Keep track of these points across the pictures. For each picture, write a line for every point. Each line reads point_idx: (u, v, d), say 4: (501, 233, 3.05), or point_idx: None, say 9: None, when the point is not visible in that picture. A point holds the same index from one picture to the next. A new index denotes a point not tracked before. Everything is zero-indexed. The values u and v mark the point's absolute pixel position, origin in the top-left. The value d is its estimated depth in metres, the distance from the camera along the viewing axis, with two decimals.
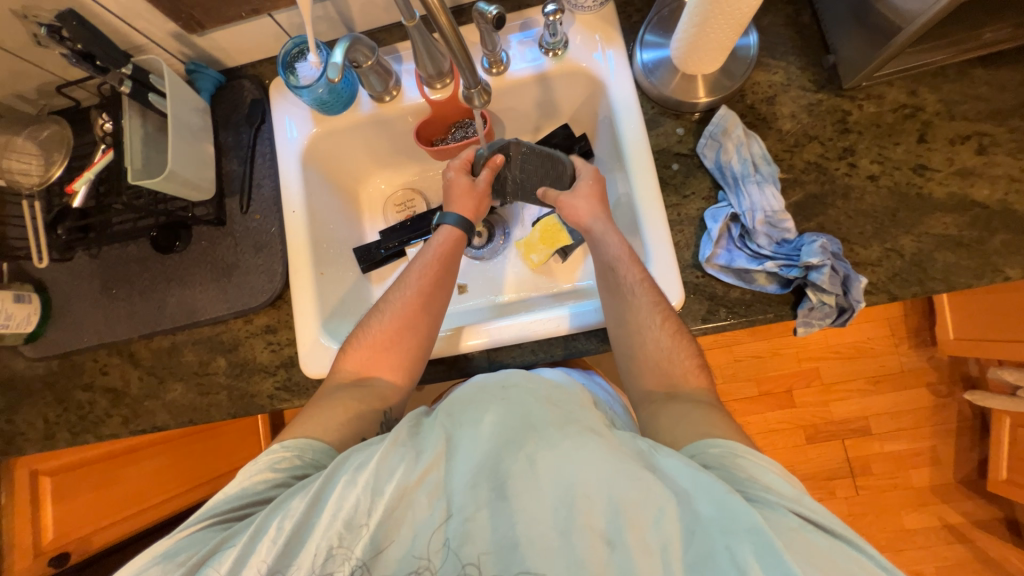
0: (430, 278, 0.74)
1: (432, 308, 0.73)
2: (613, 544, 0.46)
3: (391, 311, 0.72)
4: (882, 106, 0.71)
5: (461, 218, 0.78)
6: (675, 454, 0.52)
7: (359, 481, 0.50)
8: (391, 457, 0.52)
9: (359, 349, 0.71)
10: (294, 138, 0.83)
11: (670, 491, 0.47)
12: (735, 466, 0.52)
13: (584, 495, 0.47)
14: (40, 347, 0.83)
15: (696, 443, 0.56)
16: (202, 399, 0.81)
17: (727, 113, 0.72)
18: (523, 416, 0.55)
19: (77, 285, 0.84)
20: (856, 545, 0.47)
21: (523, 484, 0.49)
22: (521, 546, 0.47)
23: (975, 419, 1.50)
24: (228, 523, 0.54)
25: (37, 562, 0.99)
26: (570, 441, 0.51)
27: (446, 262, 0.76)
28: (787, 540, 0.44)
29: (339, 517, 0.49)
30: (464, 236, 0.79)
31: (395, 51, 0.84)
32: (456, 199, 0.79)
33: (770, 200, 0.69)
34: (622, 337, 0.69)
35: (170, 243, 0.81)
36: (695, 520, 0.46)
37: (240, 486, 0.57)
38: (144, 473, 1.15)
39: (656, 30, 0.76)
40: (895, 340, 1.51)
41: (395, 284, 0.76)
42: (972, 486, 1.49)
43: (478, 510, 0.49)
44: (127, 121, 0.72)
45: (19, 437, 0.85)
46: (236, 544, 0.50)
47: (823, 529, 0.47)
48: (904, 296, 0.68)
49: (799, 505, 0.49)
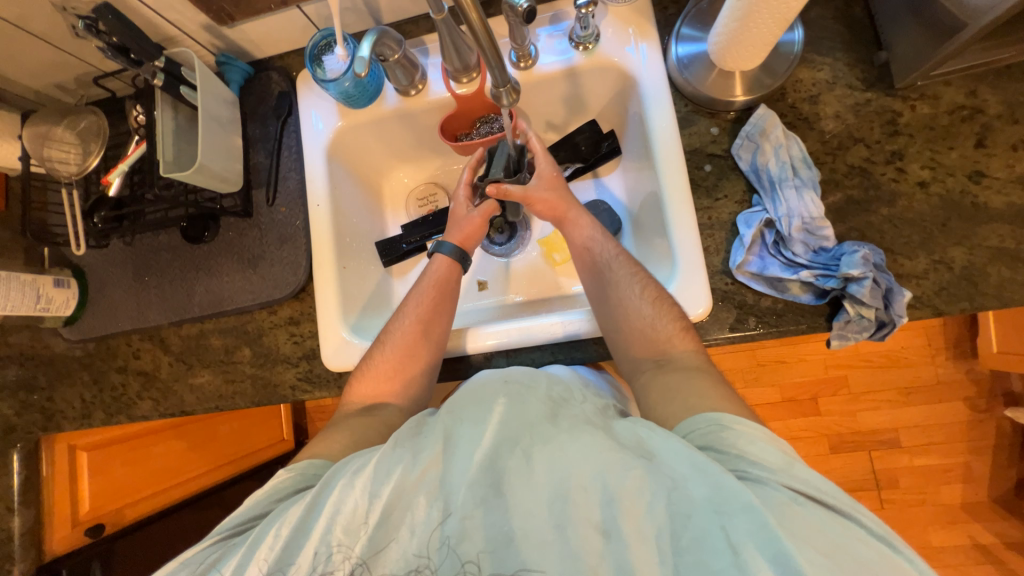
0: (427, 304, 0.76)
1: (432, 335, 0.75)
2: (609, 534, 0.46)
3: (391, 341, 0.74)
4: (937, 107, 0.67)
5: (454, 248, 0.80)
6: (673, 437, 0.50)
7: (357, 486, 0.51)
8: (388, 459, 0.52)
9: (364, 382, 0.72)
10: (320, 131, 0.83)
11: (666, 482, 0.47)
12: (722, 441, 0.52)
13: (579, 487, 0.47)
14: (78, 330, 0.87)
15: (683, 422, 0.56)
16: (228, 386, 0.84)
17: (766, 113, 0.69)
18: (521, 415, 0.53)
19: (113, 271, 0.86)
20: (849, 515, 0.46)
21: (519, 478, 0.49)
22: (516, 539, 0.47)
23: (1015, 437, 1.43)
24: (226, 540, 0.55)
25: (75, 531, 1.01)
26: (565, 436, 0.51)
27: (442, 288, 0.77)
28: (780, 514, 0.44)
29: (337, 522, 0.50)
30: (458, 264, 0.80)
31: (422, 44, 0.82)
32: (452, 231, 0.82)
33: (809, 205, 0.65)
34: (646, 342, 0.66)
35: (199, 234, 0.83)
36: (691, 506, 0.45)
37: (244, 505, 0.57)
38: (171, 451, 1.22)
39: (694, 23, 0.73)
40: (932, 351, 1.44)
41: (394, 316, 0.77)
42: (1008, 506, 1.42)
43: (474, 509, 0.48)
44: (160, 113, 0.73)
45: (58, 414, 0.89)
46: (235, 554, 0.51)
47: (816, 499, 0.47)
48: (951, 311, 0.64)
49: (792, 474, 0.48)
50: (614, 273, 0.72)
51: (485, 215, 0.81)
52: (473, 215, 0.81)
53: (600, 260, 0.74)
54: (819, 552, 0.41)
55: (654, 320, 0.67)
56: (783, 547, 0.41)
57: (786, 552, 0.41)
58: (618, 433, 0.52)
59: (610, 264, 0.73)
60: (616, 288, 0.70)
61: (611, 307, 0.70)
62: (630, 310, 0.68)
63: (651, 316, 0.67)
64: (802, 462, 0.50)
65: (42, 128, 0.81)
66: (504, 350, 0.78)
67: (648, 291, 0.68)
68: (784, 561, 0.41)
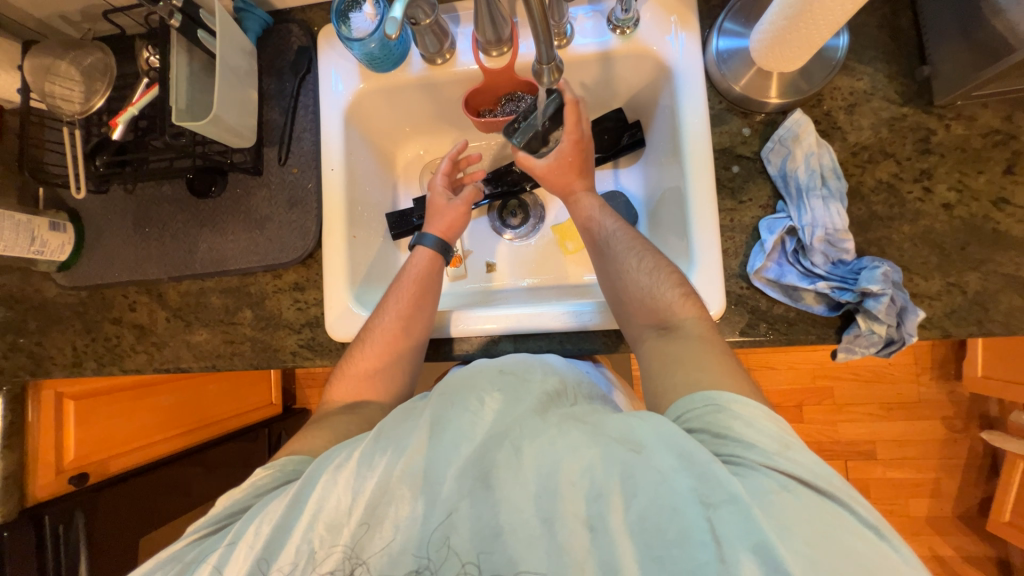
0: (408, 300, 0.74)
1: (412, 332, 0.73)
2: (595, 529, 0.46)
3: (372, 339, 0.72)
4: (971, 128, 0.66)
5: (437, 240, 0.79)
6: (661, 424, 0.50)
7: (339, 482, 0.50)
8: (371, 450, 0.52)
9: (343, 379, 0.72)
10: (339, 93, 0.80)
11: (652, 477, 0.46)
12: (719, 424, 0.50)
13: (567, 482, 0.47)
14: (71, 277, 0.84)
15: (678, 403, 0.55)
16: (226, 347, 0.82)
17: (801, 118, 0.68)
18: (511, 409, 0.53)
19: (111, 219, 0.83)
20: (841, 502, 0.45)
21: (507, 469, 0.49)
22: (504, 535, 0.47)
23: (986, 458, 1.47)
24: (205, 538, 0.54)
25: (58, 478, 0.99)
26: (554, 430, 0.50)
27: (423, 282, 0.76)
28: (766, 504, 0.44)
29: (320, 518, 0.49)
30: (440, 256, 0.80)
31: (454, 10, 0.79)
32: (434, 222, 0.82)
33: (833, 217, 0.65)
34: (645, 307, 0.66)
35: (206, 188, 0.80)
36: (675, 499, 0.45)
37: (221, 503, 0.56)
38: (158, 408, 1.21)
39: (737, 18, 0.70)
40: (918, 369, 1.47)
41: (375, 310, 0.75)
42: (970, 522, 1.48)
43: (461, 501, 0.48)
44: (175, 57, 0.69)
45: (48, 360, 0.87)
46: (213, 556, 0.50)
47: (809, 484, 0.46)
48: (959, 334, 0.64)
49: (780, 458, 0.47)
50: (614, 249, 0.72)
51: (466, 203, 0.82)
52: (455, 203, 0.81)
53: (600, 237, 0.74)
54: (800, 540, 0.42)
55: (653, 289, 0.66)
56: (763, 537, 0.42)
57: (768, 542, 0.41)
58: (608, 424, 0.51)
59: (610, 240, 0.73)
60: (615, 262, 0.71)
61: (612, 279, 0.70)
62: (628, 281, 0.69)
63: (651, 286, 0.67)
64: (798, 446, 0.49)
65: (45, 61, 0.77)
66: (512, 334, 0.77)
67: (646, 262, 0.69)
68: (765, 552, 0.41)
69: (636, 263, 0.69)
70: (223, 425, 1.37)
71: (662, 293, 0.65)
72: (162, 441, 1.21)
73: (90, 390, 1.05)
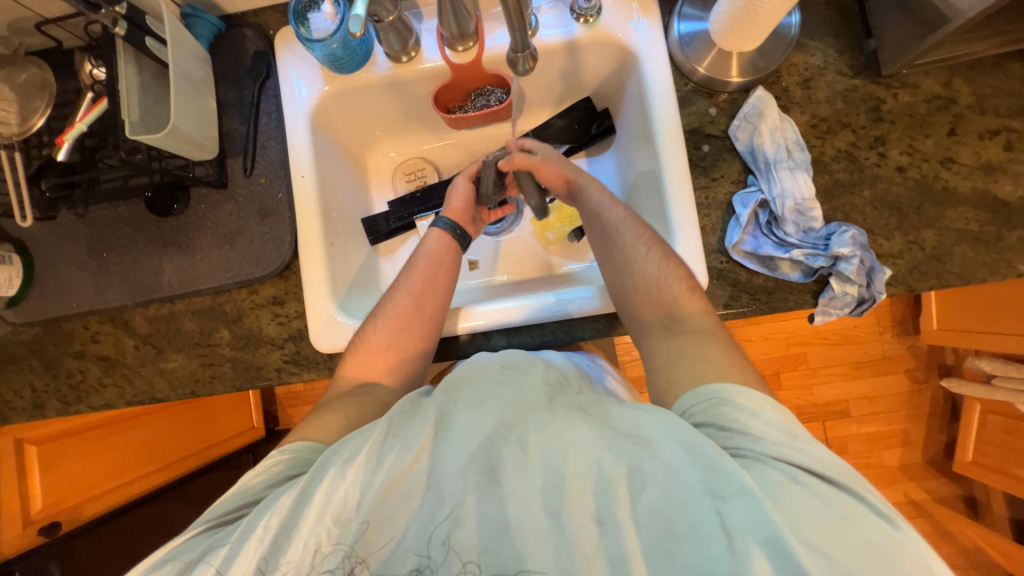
0: (419, 280, 0.74)
1: (425, 309, 0.72)
2: (604, 523, 0.46)
3: (385, 314, 0.71)
4: (916, 95, 0.71)
5: (452, 222, 0.79)
6: (664, 416, 0.50)
7: (348, 476, 0.49)
8: (379, 448, 0.50)
9: (356, 355, 0.69)
10: (302, 97, 0.78)
11: (660, 469, 0.46)
12: (725, 416, 0.51)
13: (574, 476, 0.47)
14: (23, 312, 0.78)
15: (680, 399, 0.56)
16: (205, 370, 0.78)
17: (763, 95, 0.71)
18: (516, 407, 0.52)
19: (62, 246, 0.78)
20: (851, 491, 0.45)
21: (514, 466, 0.48)
22: (511, 530, 0.46)
23: (946, 404, 1.58)
24: (216, 529, 0.51)
25: (25, 531, 0.93)
26: (562, 423, 0.51)
27: (436, 265, 0.76)
28: (775, 496, 0.44)
29: (328, 512, 0.48)
30: (455, 240, 0.79)
31: (416, 7, 0.78)
32: (451, 203, 0.81)
33: (800, 186, 0.68)
34: (651, 298, 0.67)
35: (167, 206, 0.75)
36: (685, 491, 0.45)
37: (235, 488, 0.53)
38: (133, 443, 1.14)
39: (694, 2, 0.73)
40: (880, 328, 1.56)
41: (387, 292, 0.75)
42: (937, 465, 1.59)
43: (467, 495, 0.47)
44: (123, 67, 0.64)
45: (3, 405, 0.80)
46: (225, 544, 0.48)
47: (819, 476, 0.46)
48: (921, 288, 0.69)
49: (786, 448, 0.47)
50: (622, 238, 0.71)
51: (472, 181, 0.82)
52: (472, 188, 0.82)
53: (609, 226, 0.73)
54: (808, 531, 0.42)
55: (660, 280, 0.67)
56: (773, 529, 0.42)
57: (777, 534, 0.41)
58: (616, 420, 0.52)
59: (618, 228, 0.72)
60: (624, 251, 0.70)
61: (618, 269, 0.70)
62: (636, 269, 0.69)
63: (658, 276, 0.67)
64: (805, 436, 0.49)
65: None
66: (505, 328, 0.76)
67: (654, 253, 0.69)
68: (774, 543, 0.41)
69: (640, 254, 0.69)
70: (206, 454, 1.28)
71: (669, 281, 0.66)
72: (139, 479, 1.14)
73: (53, 433, 1.00)
